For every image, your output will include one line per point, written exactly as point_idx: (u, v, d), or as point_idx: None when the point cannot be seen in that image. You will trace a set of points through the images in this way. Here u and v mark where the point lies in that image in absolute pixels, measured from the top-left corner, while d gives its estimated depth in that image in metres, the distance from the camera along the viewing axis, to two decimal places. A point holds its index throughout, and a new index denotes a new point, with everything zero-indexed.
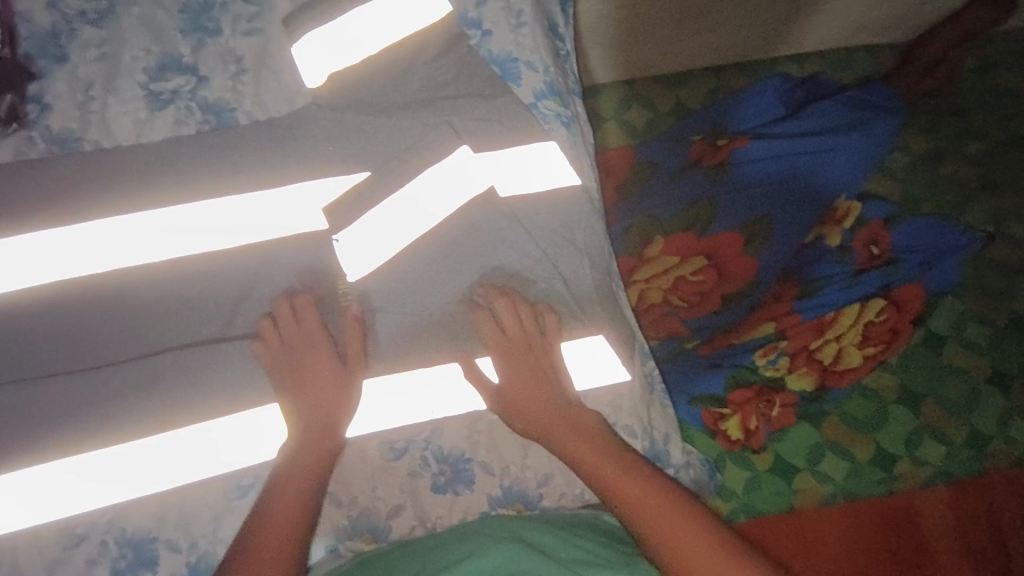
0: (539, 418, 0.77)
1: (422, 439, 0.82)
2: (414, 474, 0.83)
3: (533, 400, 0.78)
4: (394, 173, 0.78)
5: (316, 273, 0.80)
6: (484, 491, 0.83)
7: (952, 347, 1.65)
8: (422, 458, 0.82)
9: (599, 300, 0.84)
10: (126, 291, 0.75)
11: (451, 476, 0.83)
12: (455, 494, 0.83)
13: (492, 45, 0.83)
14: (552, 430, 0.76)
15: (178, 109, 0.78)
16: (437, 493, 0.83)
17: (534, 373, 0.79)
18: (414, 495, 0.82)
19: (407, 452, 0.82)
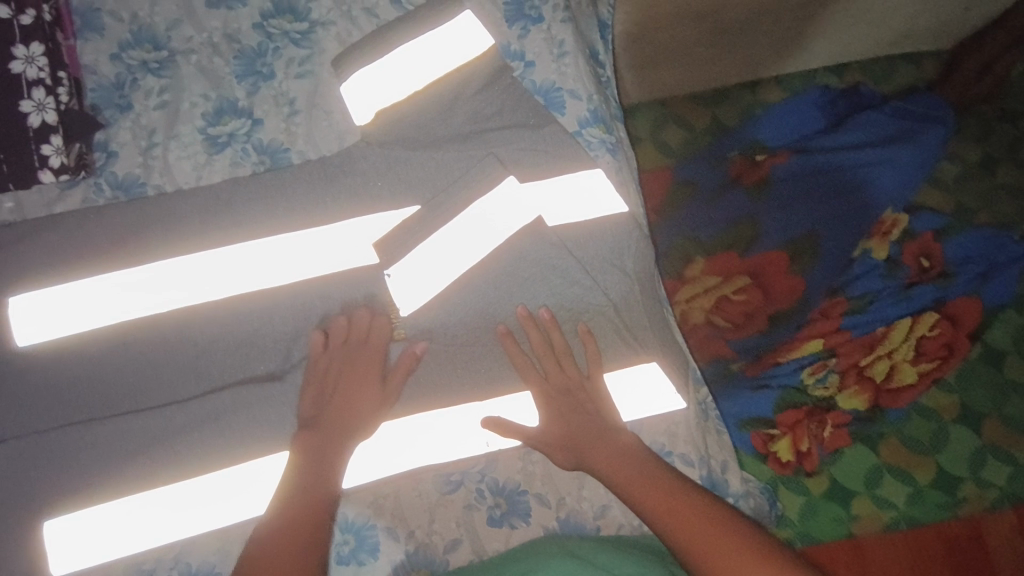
0: (580, 444, 0.75)
1: (477, 471, 0.79)
2: (470, 507, 0.79)
3: (576, 429, 0.76)
4: (444, 206, 0.80)
5: (367, 306, 0.80)
6: (542, 524, 0.79)
7: (1014, 362, 1.58)
8: (477, 490, 0.79)
9: (651, 326, 0.83)
10: (186, 329, 0.77)
11: (507, 509, 0.79)
12: (512, 528, 0.79)
13: (535, 76, 0.86)
14: (595, 456, 0.73)
15: (234, 151, 0.81)
16: (494, 526, 0.79)
17: (579, 407, 0.77)
18: (471, 528, 0.79)
19: (462, 485, 0.79)
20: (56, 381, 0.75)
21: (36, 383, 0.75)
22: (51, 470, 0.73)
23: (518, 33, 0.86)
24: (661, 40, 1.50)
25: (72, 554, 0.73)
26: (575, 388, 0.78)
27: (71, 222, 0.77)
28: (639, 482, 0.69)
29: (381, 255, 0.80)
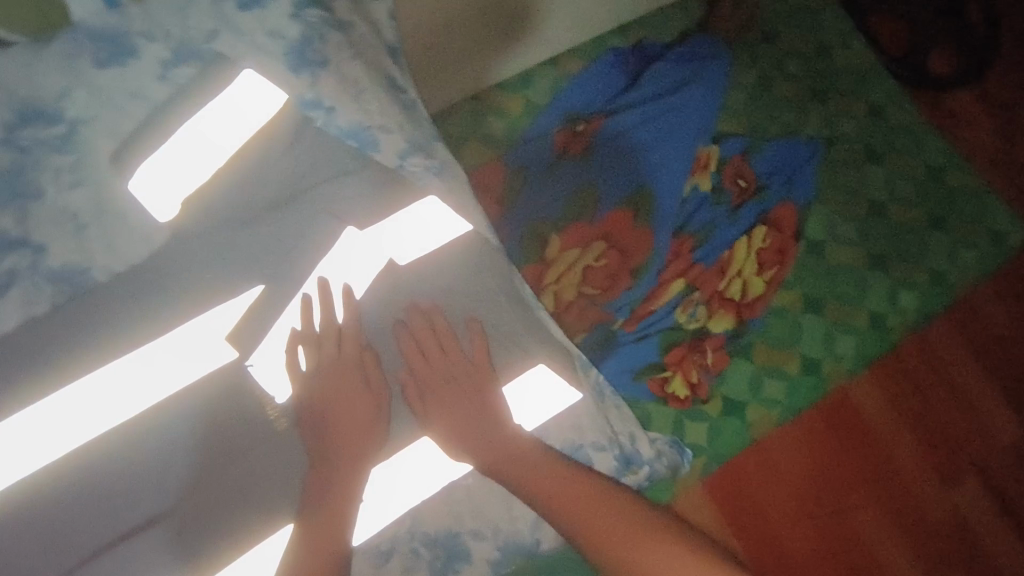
0: (509, 454, 0.83)
1: (405, 531, 0.84)
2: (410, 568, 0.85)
3: (498, 432, 0.84)
4: (288, 274, 0.79)
5: (245, 404, 0.77)
6: (483, 558, 0.87)
7: (832, 247, 1.81)
8: (412, 549, 0.84)
9: (526, 331, 0.85)
10: (35, 506, 0.67)
11: (446, 556, 0.86)
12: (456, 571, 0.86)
13: (342, 120, 0.77)
14: (522, 463, 0.82)
15: (23, 288, 0.68)
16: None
17: (466, 400, 0.85)
18: None
19: (395, 551, 0.84)
20: None
21: None
22: None
23: (309, 79, 0.75)
24: (444, 43, 1.53)
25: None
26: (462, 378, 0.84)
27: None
28: (557, 485, 0.81)
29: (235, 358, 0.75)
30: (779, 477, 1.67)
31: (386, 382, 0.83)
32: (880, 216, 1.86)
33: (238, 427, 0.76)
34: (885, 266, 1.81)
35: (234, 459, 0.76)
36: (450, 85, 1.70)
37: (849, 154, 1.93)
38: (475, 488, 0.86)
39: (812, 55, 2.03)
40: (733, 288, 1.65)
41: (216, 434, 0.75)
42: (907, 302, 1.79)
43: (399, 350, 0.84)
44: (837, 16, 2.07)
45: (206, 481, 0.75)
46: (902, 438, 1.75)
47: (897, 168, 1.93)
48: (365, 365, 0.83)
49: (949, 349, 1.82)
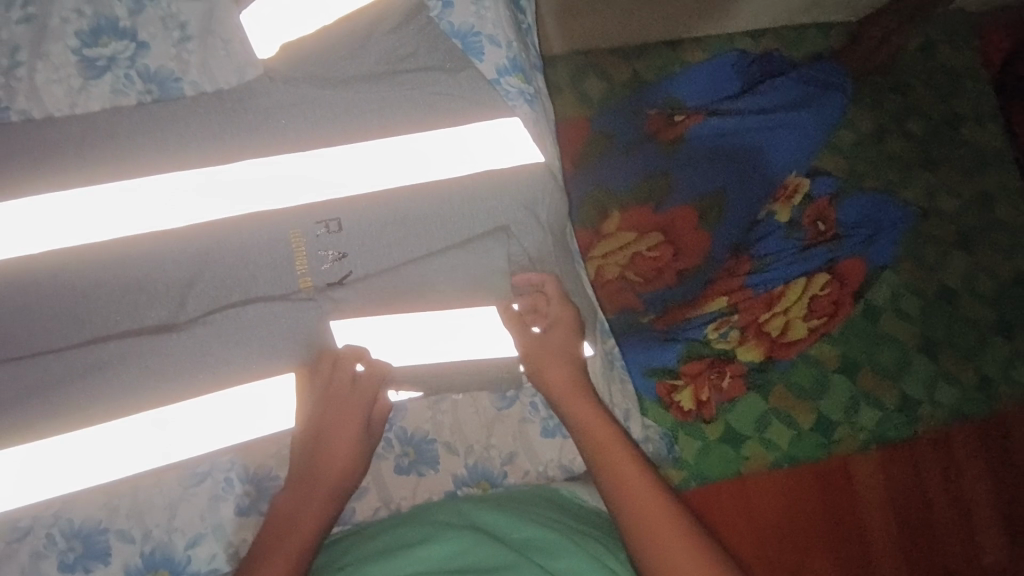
0: (588, 426, 0.67)
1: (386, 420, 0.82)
2: (379, 455, 0.82)
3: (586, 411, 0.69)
4: (332, 134, 0.76)
5: (272, 253, 0.75)
6: (449, 471, 0.84)
7: (888, 317, 1.72)
8: (386, 439, 0.82)
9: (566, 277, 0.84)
10: (62, 274, 0.70)
11: (415, 457, 0.83)
12: (419, 475, 0.83)
13: (454, 18, 0.82)
14: (579, 419, 0.68)
15: (116, 77, 0.73)
16: (401, 474, 0.83)
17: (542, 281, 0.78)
18: (377, 476, 0.81)
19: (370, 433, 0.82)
20: None
21: None
22: None
23: None
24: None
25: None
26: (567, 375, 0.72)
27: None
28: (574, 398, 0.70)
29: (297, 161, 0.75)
30: (754, 518, 1.60)
31: (371, 285, 0.75)
32: (948, 304, 1.75)
33: (266, 271, 0.75)
34: (936, 354, 1.71)
35: (253, 304, 0.73)
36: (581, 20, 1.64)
37: (940, 232, 1.80)
38: (465, 405, 0.84)
39: (937, 122, 1.87)
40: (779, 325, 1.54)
41: (250, 270, 0.75)
42: (945, 396, 1.69)
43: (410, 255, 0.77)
44: (978, 92, 1.91)
45: (216, 317, 0.72)
46: (888, 531, 1.65)
47: (983, 262, 1.80)
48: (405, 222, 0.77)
49: (970, 461, 1.70)
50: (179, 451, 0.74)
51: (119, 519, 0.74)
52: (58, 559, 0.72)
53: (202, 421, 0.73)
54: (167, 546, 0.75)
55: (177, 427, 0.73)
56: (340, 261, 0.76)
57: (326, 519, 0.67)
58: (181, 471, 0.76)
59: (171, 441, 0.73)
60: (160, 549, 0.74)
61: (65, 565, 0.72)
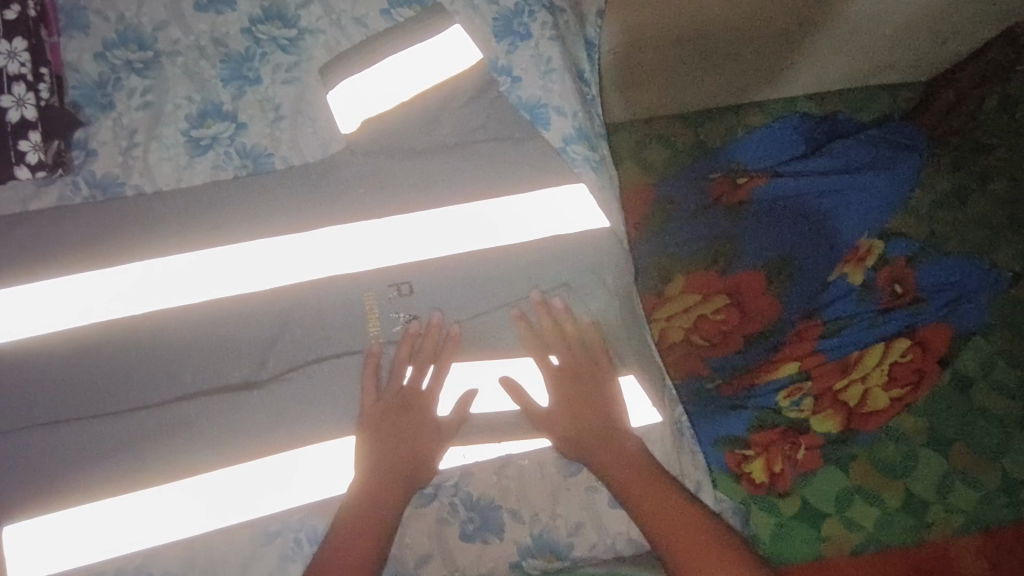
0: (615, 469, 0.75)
1: (452, 484, 0.79)
2: (443, 520, 0.79)
3: (622, 460, 0.75)
4: (405, 200, 0.81)
5: (348, 316, 0.78)
6: (514, 540, 0.79)
7: (982, 389, 1.57)
8: (450, 504, 0.79)
9: (630, 341, 0.83)
10: (159, 332, 0.75)
11: (480, 523, 0.79)
12: (485, 543, 0.79)
13: (523, 91, 0.85)
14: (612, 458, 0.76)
15: (217, 154, 0.80)
16: (466, 540, 0.79)
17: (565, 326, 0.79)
18: (442, 539, 0.79)
19: (436, 498, 0.79)
20: (21, 380, 0.73)
21: None
22: (15, 475, 0.70)
23: (506, 49, 0.86)
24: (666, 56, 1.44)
25: (35, 560, 0.70)
26: (601, 429, 0.77)
27: (32, 224, 0.76)
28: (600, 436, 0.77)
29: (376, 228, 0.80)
30: None
31: (440, 339, 0.78)
32: None
33: (341, 331, 0.78)
34: None
35: (331, 361, 0.78)
36: (647, 91, 1.60)
37: None
38: (532, 472, 0.80)
39: None
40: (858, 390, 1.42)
41: (326, 327, 0.78)
42: None
43: (481, 314, 0.79)
44: None
45: (290, 374, 0.76)
46: None
47: None
48: (476, 283, 0.80)
49: None
50: (258, 505, 0.75)
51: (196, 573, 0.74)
52: None
53: (280, 472, 0.76)
54: None
55: (255, 481, 0.75)
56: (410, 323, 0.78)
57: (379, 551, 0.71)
58: (254, 530, 0.75)
59: (252, 496, 0.75)
60: None
61: None
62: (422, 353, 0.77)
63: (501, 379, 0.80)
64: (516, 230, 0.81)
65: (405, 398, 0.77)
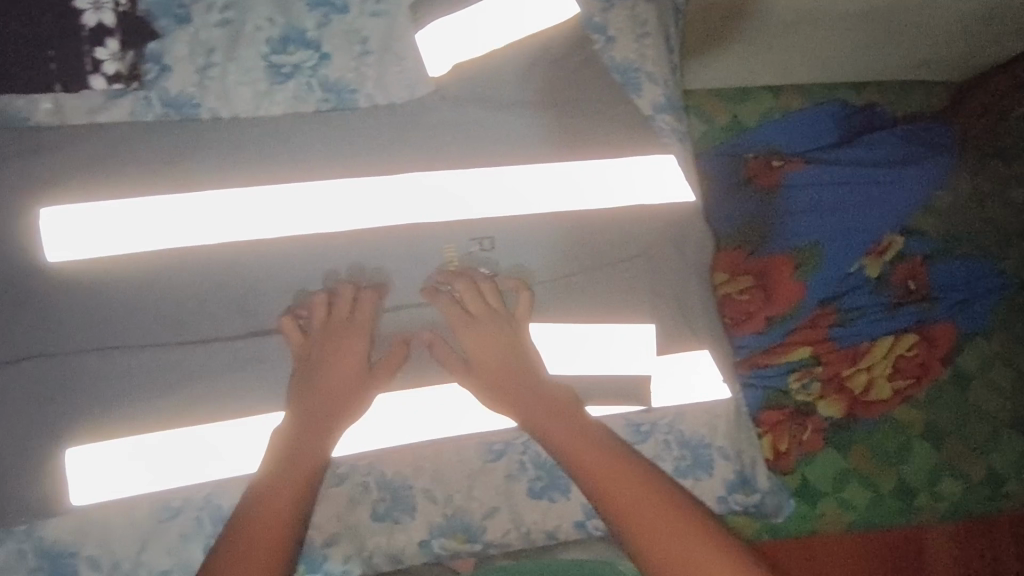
0: (579, 456, 0.69)
1: (521, 442, 0.78)
2: (511, 478, 0.78)
3: (585, 441, 0.70)
4: (490, 151, 0.78)
5: (424, 265, 0.77)
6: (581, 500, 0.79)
7: (978, 388, 1.39)
8: (519, 461, 0.79)
9: (707, 316, 0.81)
10: (235, 264, 0.74)
11: (548, 482, 0.79)
12: (551, 502, 0.79)
13: (616, 53, 0.83)
14: (585, 451, 0.70)
15: (298, 84, 0.76)
16: (533, 498, 0.79)
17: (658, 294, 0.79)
18: (509, 498, 0.79)
19: (505, 454, 0.78)
20: (93, 300, 0.71)
21: (65, 304, 0.70)
22: (85, 394, 0.70)
23: (603, 6, 0.83)
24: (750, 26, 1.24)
25: (95, 484, 0.70)
26: (564, 421, 0.72)
27: (102, 138, 0.72)
28: (571, 432, 0.71)
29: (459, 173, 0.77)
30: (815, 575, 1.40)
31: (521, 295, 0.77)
32: None
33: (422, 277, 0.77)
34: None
35: (406, 309, 0.77)
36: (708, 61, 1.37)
37: None
38: None
39: None
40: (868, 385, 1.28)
41: (402, 274, 0.77)
42: None
43: (560, 277, 0.79)
44: None
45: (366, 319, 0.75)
46: None
47: None
48: (556, 246, 0.79)
49: None
50: None
51: None
52: (206, 541, 0.73)
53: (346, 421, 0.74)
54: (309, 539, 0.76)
55: None
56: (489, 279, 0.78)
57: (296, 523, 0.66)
58: (322, 471, 0.75)
59: None
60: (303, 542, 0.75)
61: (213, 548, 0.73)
62: (341, 310, 0.74)
63: (574, 343, 0.79)
64: (603, 196, 0.80)
65: (321, 350, 0.73)
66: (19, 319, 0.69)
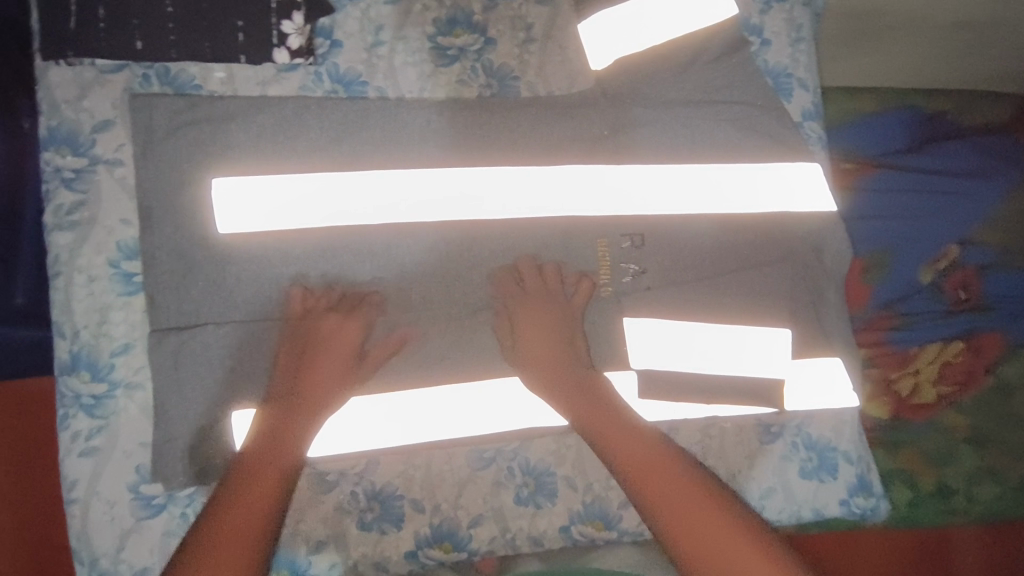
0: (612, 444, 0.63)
1: None
2: None
3: (613, 423, 0.65)
4: (643, 151, 0.78)
5: (576, 260, 0.77)
6: None
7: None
8: None
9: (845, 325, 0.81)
10: (391, 246, 0.73)
11: None
12: None
13: (770, 56, 0.83)
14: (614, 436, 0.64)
15: (463, 68, 0.76)
16: None
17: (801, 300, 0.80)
18: None
19: None
20: (256, 275, 0.70)
21: (231, 278, 0.70)
22: (243, 366, 0.69)
23: (760, 9, 0.84)
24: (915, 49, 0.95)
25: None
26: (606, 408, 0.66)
27: (273, 110, 0.71)
28: (599, 413, 0.66)
29: (618, 165, 0.77)
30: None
31: (666, 295, 0.78)
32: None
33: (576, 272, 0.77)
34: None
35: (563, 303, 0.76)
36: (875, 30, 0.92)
37: None
38: (733, 434, 0.80)
39: None
40: (925, 399, 0.87)
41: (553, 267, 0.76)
42: None
43: (705, 279, 0.79)
44: None
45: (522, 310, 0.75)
46: None
47: None
48: (704, 246, 0.79)
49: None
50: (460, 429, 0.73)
51: (414, 489, 0.74)
52: (357, 517, 0.73)
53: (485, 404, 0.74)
54: (453, 521, 0.74)
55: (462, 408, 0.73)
56: (638, 276, 0.78)
57: (278, 508, 0.57)
58: (469, 454, 0.75)
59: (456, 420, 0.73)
60: (446, 523, 0.74)
61: (363, 524, 0.73)
62: (316, 304, 0.69)
63: (716, 344, 0.78)
64: (751, 203, 0.80)
65: (308, 340, 0.68)
66: (187, 290, 0.69)
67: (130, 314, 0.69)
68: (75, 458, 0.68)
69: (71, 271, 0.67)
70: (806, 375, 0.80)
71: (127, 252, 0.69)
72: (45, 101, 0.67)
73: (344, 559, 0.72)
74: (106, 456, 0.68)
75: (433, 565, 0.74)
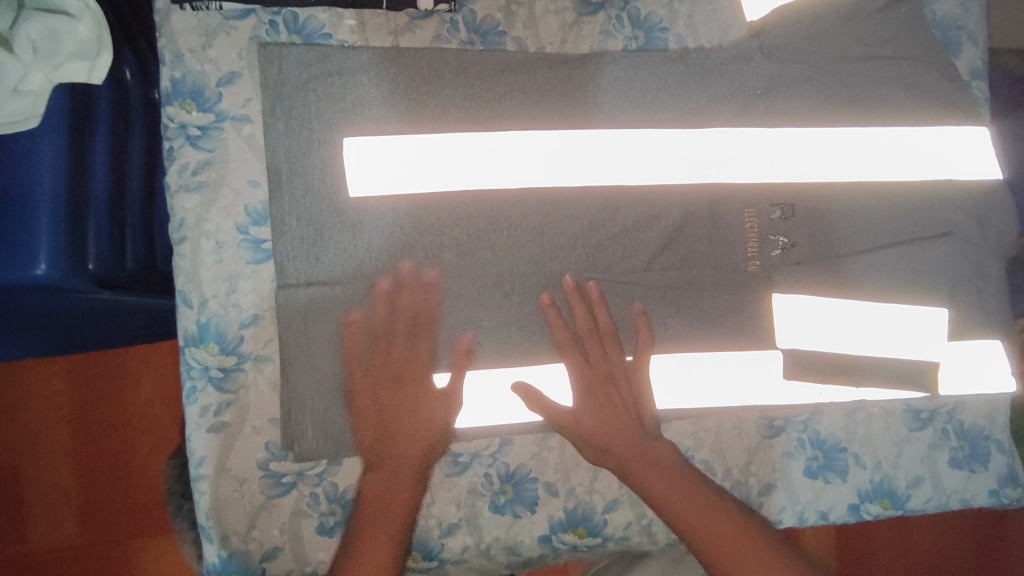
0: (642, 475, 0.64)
1: (802, 420, 0.75)
2: (787, 456, 0.74)
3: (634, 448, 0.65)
4: (801, 112, 0.71)
5: (727, 232, 0.71)
6: (858, 486, 0.74)
7: None
8: (798, 440, 0.75)
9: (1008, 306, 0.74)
10: (530, 212, 0.66)
11: (825, 462, 0.74)
12: (826, 482, 0.74)
13: (940, 8, 0.76)
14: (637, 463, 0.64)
15: (608, 17, 0.72)
16: (810, 478, 0.74)
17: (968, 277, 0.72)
18: (787, 477, 0.74)
19: (783, 433, 0.75)
20: (388, 241, 0.64)
21: (362, 246, 0.64)
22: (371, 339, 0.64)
23: None
24: None
25: None
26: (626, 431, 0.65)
27: (407, 62, 0.66)
28: (614, 432, 0.65)
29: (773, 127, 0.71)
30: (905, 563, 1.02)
31: (816, 271, 0.71)
32: None
33: (723, 246, 0.71)
34: None
35: (714, 275, 0.71)
36: None
37: None
38: (881, 419, 0.75)
39: None
40: None
41: (699, 236, 0.70)
42: None
43: (866, 255, 0.71)
44: None
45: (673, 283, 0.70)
46: None
47: None
48: (861, 216, 0.72)
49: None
50: None
51: (548, 471, 0.70)
52: (490, 500, 0.69)
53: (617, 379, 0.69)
54: (588, 506, 0.71)
55: None
56: (789, 250, 0.71)
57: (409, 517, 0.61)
58: None
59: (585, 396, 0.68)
60: (582, 508, 0.70)
61: (496, 507, 0.69)
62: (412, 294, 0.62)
63: (872, 323, 0.72)
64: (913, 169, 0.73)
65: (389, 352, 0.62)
66: (316, 258, 0.64)
67: (257, 283, 0.64)
68: (203, 434, 0.64)
69: (197, 236, 0.63)
70: (962, 357, 0.73)
71: (256, 218, 0.64)
72: (169, 50, 0.64)
73: (476, 543, 0.69)
74: (233, 432, 0.65)
75: (567, 549, 0.70)
